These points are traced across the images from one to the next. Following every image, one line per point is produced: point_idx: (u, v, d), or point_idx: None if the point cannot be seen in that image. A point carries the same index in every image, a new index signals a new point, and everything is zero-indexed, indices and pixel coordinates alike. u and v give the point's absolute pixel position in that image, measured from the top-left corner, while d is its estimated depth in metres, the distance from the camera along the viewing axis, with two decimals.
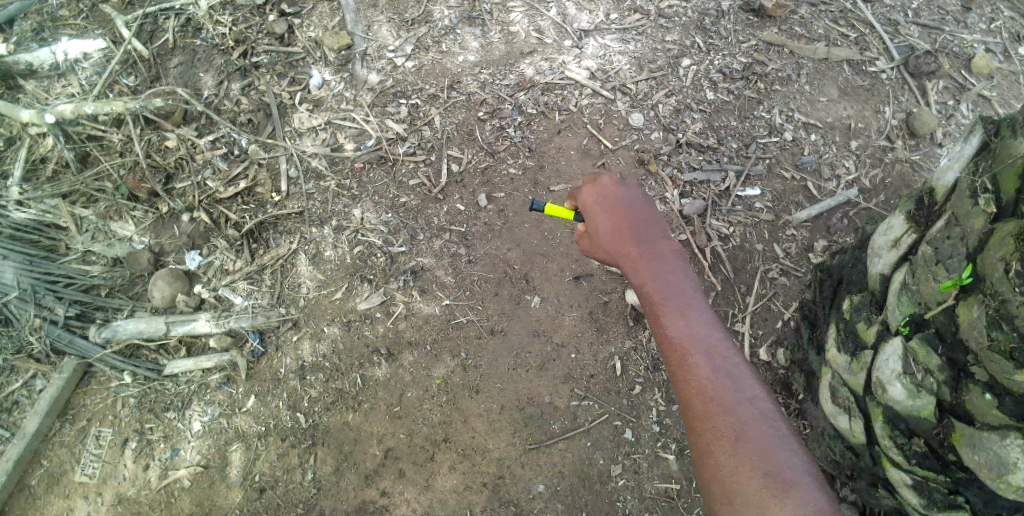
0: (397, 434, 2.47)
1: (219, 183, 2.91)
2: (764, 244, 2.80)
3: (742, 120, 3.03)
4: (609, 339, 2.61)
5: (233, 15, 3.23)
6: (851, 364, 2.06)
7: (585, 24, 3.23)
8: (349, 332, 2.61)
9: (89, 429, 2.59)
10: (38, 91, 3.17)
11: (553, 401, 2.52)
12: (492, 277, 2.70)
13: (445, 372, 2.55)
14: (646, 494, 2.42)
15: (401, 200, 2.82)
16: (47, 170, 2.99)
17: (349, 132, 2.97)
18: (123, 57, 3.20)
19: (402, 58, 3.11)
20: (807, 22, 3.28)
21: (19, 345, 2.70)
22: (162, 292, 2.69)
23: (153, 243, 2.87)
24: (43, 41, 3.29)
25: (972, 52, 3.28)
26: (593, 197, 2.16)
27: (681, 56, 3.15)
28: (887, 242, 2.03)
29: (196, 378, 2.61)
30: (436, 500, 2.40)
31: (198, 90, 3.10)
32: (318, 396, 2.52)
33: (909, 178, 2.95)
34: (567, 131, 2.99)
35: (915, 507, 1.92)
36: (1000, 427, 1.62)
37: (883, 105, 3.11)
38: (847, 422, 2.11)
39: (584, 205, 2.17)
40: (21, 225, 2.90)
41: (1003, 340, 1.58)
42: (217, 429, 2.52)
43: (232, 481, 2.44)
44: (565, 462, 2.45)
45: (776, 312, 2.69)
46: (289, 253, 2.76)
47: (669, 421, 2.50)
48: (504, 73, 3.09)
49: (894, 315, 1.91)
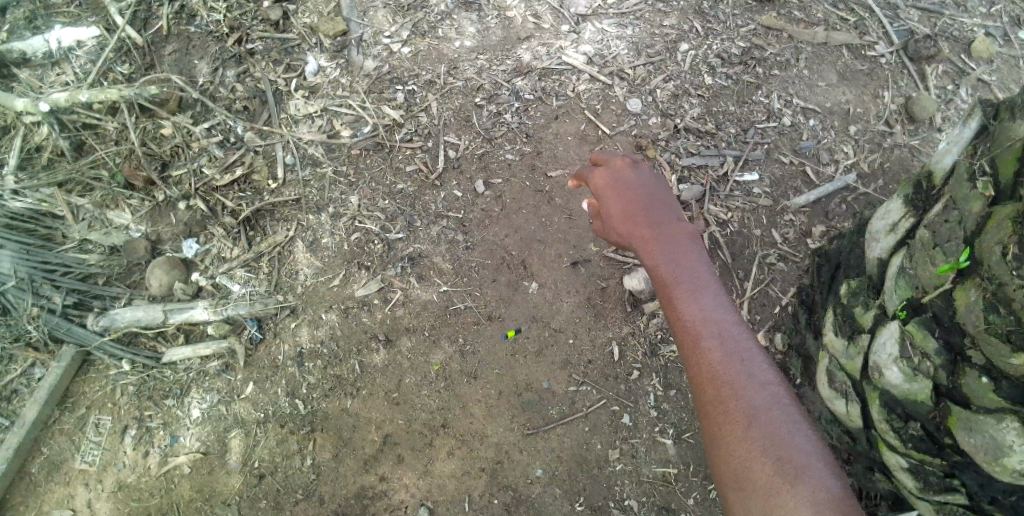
0: (395, 420, 2.48)
1: (215, 170, 2.90)
2: (762, 229, 2.80)
3: (741, 105, 3.01)
4: (607, 324, 2.61)
5: (228, 2, 3.21)
6: (848, 349, 2.07)
7: (583, 9, 3.21)
8: (347, 319, 2.61)
9: (89, 417, 2.60)
10: (32, 79, 3.14)
11: (552, 386, 2.53)
12: (490, 263, 2.70)
13: (444, 358, 2.56)
14: (643, 478, 2.43)
15: (399, 186, 2.82)
16: (42, 159, 2.98)
17: (345, 119, 2.96)
18: (117, 44, 3.18)
19: (398, 44, 3.10)
20: (805, 6, 3.26)
21: (17, 333, 2.70)
22: (159, 280, 2.69)
23: (150, 231, 2.86)
24: (36, 29, 3.26)
25: (971, 36, 3.26)
26: (605, 180, 2.27)
27: (680, 41, 3.13)
28: (885, 226, 2.03)
29: (195, 365, 2.62)
30: (434, 484, 2.41)
31: (193, 78, 3.08)
32: (316, 383, 2.53)
33: (908, 162, 2.94)
34: (565, 116, 2.97)
35: (912, 490, 1.95)
36: (997, 410, 1.62)
37: (882, 89, 3.10)
38: (845, 407, 2.12)
39: (597, 187, 2.28)
40: (17, 215, 2.89)
41: (1000, 324, 1.57)
42: (216, 416, 2.53)
43: (232, 467, 2.45)
44: (563, 446, 2.46)
45: (775, 298, 2.69)
46: (286, 241, 2.75)
47: (667, 407, 2.51)
48: (500, 59, 3.07)
49: (891, 298, 1.90)
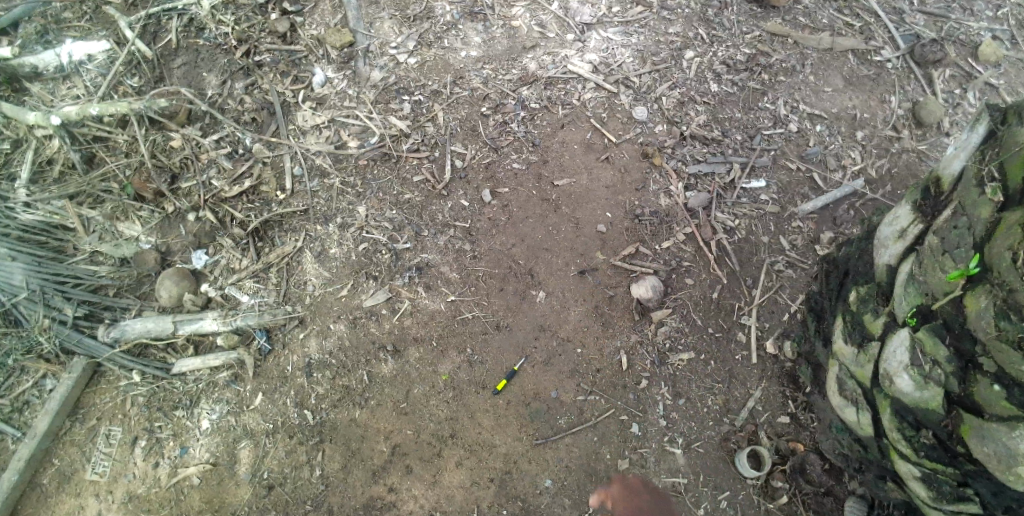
0: (404, 430, 2.48)
1: (224, 182, 2.92)
2: (770, 236, 2.77)
3: (747, 111, 3.01)
4: (615, 334, 2.61)
5: (236, 15, 3.26)
6: (858, 356, 2.06)
7: (587, 17, 3.23)
8: (355, 329, 2.62)
9: (100, 428, 2.61)
10: (44, 93, 3.18)
11: (559, 396, 2.53)
12: (497, 273, 2.70)
13: (451, 368, 2.56)
14: (653, 488, 2.40)
15: (406, 196, 2.83)
16: (53, 171, 3.01)
17: (352, 129, 2.98)
18: (127, 58, 3.21)
19: (404, 54, 3.12)
20: (810, 12, 3.27)
21: (29, 345, 2.72)
22: (169, 291, 2.70)
23: (160, 243, 2.88)
24: (48, 43, 3.30)
25: (978, 40, 3.25)
26: None
27: (685, 48, 3.14)
28: (893, 233, 2.01)
29: (204, 377, 2.63)
30: (443, 495, 2.40)
31: (202, 90, 3.11)
32: (325, 393, 2.53)
33: (916, 168, 2.93)
34: (571, 125, 2.98)
35: (925, 499, 1.93)
36: (1009, 418, 1.61)
37: (889, 94, 3.09)
38: (855, 415, 2.11)
39: None
40: (29, 227, 2.91)
41: (1011, 330, 1.57)
42: (225, 427, 2.54)
43: (242, 478, 2.45)
44: (571, 456, 2.45)
45: (783, 305, 2.65)
46: (294, 252, 2.77)
47: (676, 415, 2.49)
48: (507, 68, 3.09)
49: (900, 305, 1.89)
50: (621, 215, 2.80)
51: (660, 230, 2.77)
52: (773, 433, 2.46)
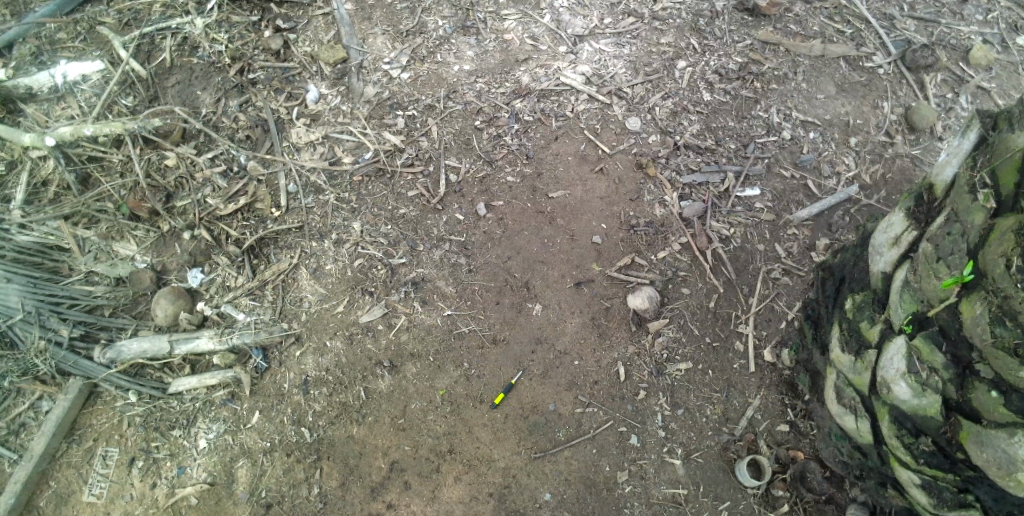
0: (401, 446, 2.46)
1: (219, 200, 2.93)
2: (765, 244, 2.77)
3: (740, 120, 3.02)
4: (612, 345, 2.60)
5: (230, 33, 3.29)
6: (855, 364, 2.04)
7: (579, 29, 3.26)
8: (352, 345, 2.61)
9: (96, 449, 2.59)
10: (39, 114, 3.19)
11: (558, 409, 2.51)
12: (494, 286, 2.70)
13: (448, 383, 2.55)
14: (653, 499, 2.38)
15: (401, 211, 2.83)
16: (48, 193, 3.02)
17: (347, 145, 2.99)
18: (121, 78, 3.23)
19: (397, 69, 3.14)
20: (800, 20, 3.30)
21: (24, 367, 2.70)
22: (165, 310, 2.70)
23: (155, 262, 2.88)
24: (42, 64, 3.32)
25: (969, 44, 3.27)
26: None
27: (677, 58, 3.16)
28: (887, 240, 2.00)
29: (201, 395, 2.62)
30: (442, 511, 2.38)
31: (196, 108, 3.13)
32: (322, 410, 2.53)
33: (910, 173, 2.94)
34: (565, 137, 2.99)
35: (925, 505, 1.92)
36: (1007, 425, 1.61)
37: (881, 100, 3.11)
38: (854, 422, 2.08)
39: None
40: (24, 248, 2.90)
41: (1007, 337, 1.57)
42: (223, 446, 2.52)
43: (239, 497, 2.43)
44: (570, 469, 2.43)
45: (780, 313, 2.64)
46: (290, 269, 2.77)
47: (675, 426, 2.48)
48: (500, 81, 3.11)
49: (897, 313, 1.87)
50: (616, 226, 2.80)
51: (655, 241, 2.77)
52: (772, 442, 2.45)
